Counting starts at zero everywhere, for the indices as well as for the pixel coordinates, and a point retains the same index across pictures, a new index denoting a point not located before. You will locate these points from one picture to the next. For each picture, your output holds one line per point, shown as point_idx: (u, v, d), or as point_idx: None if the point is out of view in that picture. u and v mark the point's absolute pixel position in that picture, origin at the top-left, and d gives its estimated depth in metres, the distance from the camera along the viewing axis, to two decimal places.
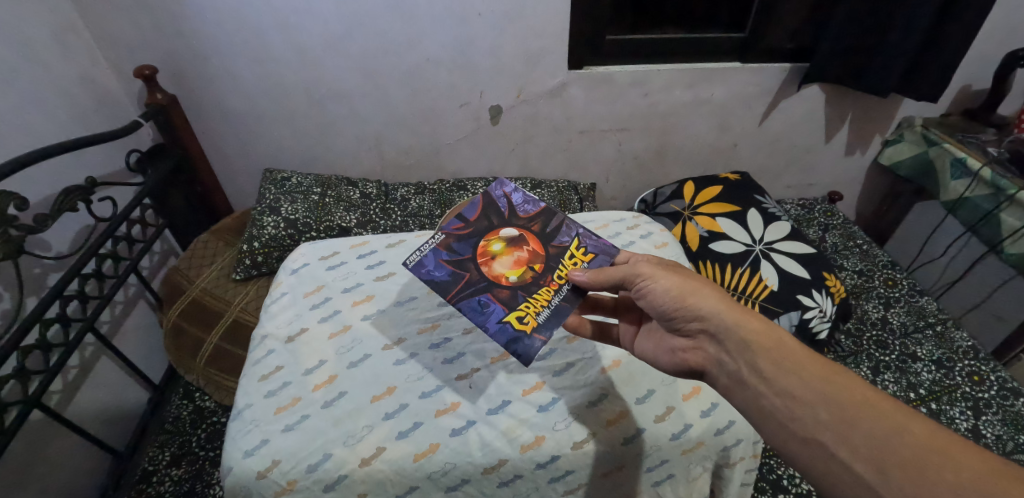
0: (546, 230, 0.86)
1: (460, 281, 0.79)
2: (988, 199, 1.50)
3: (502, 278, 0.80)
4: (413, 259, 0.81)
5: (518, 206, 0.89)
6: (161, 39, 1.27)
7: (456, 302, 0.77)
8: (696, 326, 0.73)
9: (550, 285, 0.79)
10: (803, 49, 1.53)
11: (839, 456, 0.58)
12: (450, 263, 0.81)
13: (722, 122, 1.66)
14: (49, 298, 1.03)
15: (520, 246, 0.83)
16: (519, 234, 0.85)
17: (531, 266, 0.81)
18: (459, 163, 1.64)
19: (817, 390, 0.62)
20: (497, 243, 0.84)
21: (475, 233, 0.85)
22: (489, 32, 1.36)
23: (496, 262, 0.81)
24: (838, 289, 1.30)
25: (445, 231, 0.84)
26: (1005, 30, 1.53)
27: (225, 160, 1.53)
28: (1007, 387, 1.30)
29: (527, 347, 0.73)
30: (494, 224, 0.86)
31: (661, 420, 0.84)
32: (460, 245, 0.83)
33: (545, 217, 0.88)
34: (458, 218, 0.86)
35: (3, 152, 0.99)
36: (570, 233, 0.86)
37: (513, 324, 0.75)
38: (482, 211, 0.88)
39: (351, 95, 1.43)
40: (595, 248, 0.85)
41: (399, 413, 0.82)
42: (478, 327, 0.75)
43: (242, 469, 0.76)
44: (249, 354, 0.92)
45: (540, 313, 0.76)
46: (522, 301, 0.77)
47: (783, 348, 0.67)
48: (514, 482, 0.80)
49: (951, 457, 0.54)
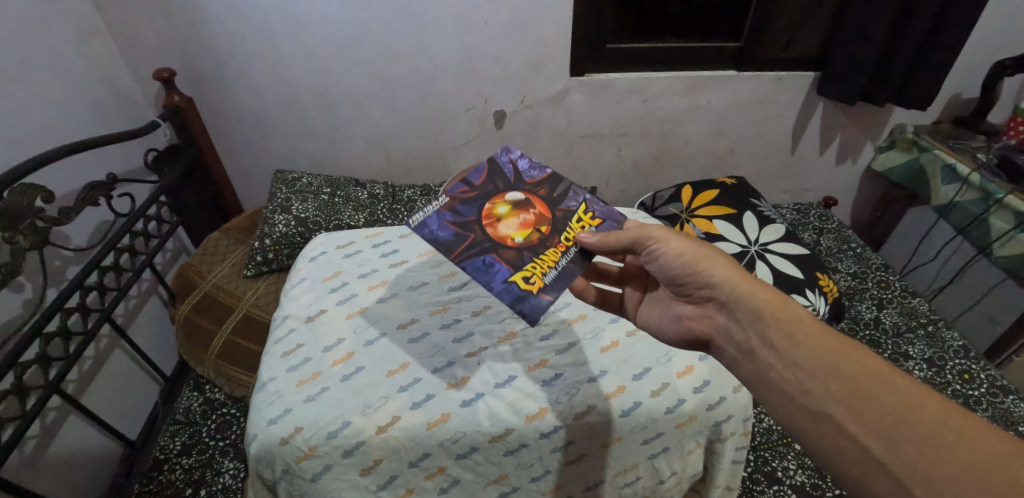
0: (552, 194, 0.89)
1: (465, 241, 0.82)
2: (977, 203, 1.55)
3: (508, 239, 0.83)
4: (417, 220, 0.84)
5: (524, 172, 0.91)
6: (180, 43, 1.33)
7: (461, 261, 0.80)
8: (706, 292, 0.78)
9: (556, 247, 0.83)
10: (797, 58, 1.58)
11: (848, 430, 0.60)
12: (454, 224, 0.83)
13: (720, 128, 1.71)
14: (71, 288, 1.07)
15: (526, 209, 0.86)
16: (526, 198, 0.88)
17: (539, 228, 0.84)
18: (464, 166, 1.69)
19: (830, 365, 0.64)
20: (503, 206, 0.86)
21: (479, 196, 0.87)
22: (495, 40, 1.42)
23: (501, 224, 0.84)
24: (830, 289, 1.35)
25: (449, 194, 0.87)
26: (991, 41, 1.59)
27: (238, 162, 1.58)
28: (996, 385, 1.34)
29: (533, 305, 0.77)
30: (499, 188, 0.89)
31: (656, 395, 0.87)
32: (464, 207, 0.86)
33: (552, 182, 0.91)
34: (463, 182, 0.89)
35: (31, 148, 1.04)
36: (577, 198, 0.90)
37: (519, 284, 0.78)
38: (487, 176, 0.90)
39: (361, 100, 1.49)
40: (602, 214, 0.88)
41: (413, 386, 0.86)
42: (484, 286, 0.78)
43: (266, 435, 0.80)
44: (271, 333, 0.96)
45: (546, 274, 0.80)
46: (528, 262, 0.81)
47: (796, 320, 0.70)
48: (520, 451, 0.83)
49: (966, 437, 0.55)
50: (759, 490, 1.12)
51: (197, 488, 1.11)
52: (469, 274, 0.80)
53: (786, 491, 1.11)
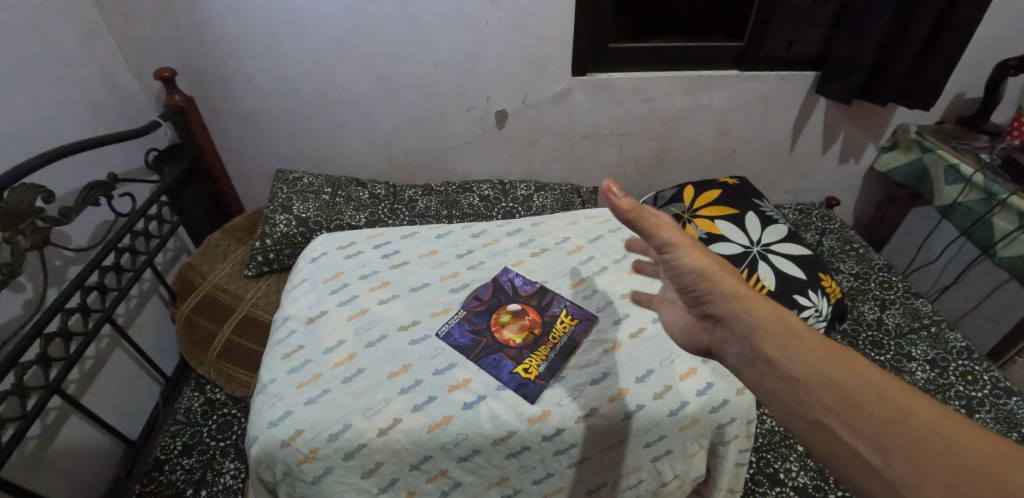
0: (542, 302, 1.02)
1: (479, 344, 0.93)
2: (981, 203, 1.54)
3: (510, 341, 0.95)
4: (441, 330, 0.95)
5: (519, 287, 1.05)
6: (180, 43, 1.32)
7: (477, 360, 0.91)
8: (709, 303, 0.73)
9: (547, 344, 0.94)
10: (800, 58, 1.57)
11: (842, 437, 0.57)
12: (471, 332, 0.95)
13: (722, 128, 1.70)
14: (71, 288, 1.07)
15: (522, 316, 0.99)
16: (522, 307, 1.01)
17: (533, 330, 0.97)
18: (465, 166, 1.68)
19: (820, 372, 0.61)
20: (505, 314, 1.00)
21: (487, 308, 1.00)
22: (497, 39, 1.41)
23: (505, 329, 0.97)
24: (833, 290, 1.34)
25: (465, 308, 1.00)
26: (996, 40, 1.58)
27: (239, 162, 1.58)
28: (999, 386, 1.33)
29: (536, 391, 0.86)
30: (501, 300, 1.02)
31: (659, 397, 0.86)
32: (476, 318, 0.98)
33: (541, 293, 1.04)
34: (475, 297, 1.02)
35: (31, 148, 1.04)
36: (560, 303, 1.02)
37: (521, 374, 0.88)
38: (492, 291, 1.04)
39: (362, 99, 1.48)
40: (581, 314, 0.99)
41: (415, 388, 0.86)
42: (494, 379, 0.88)
43: (267, 438, 0.79)
44: (272, 334, 0.96)
45: (541, 364, 0.90)
46: (527, 357, 0.92)
47: (791, 334, 0.65)
48: (521, 453, 0.83)
49: (953, 441, 0.53)
50: (761, 491, 1.11)
51: (198, 488, 1.10)
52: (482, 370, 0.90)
53: (788, 492, 1.11)
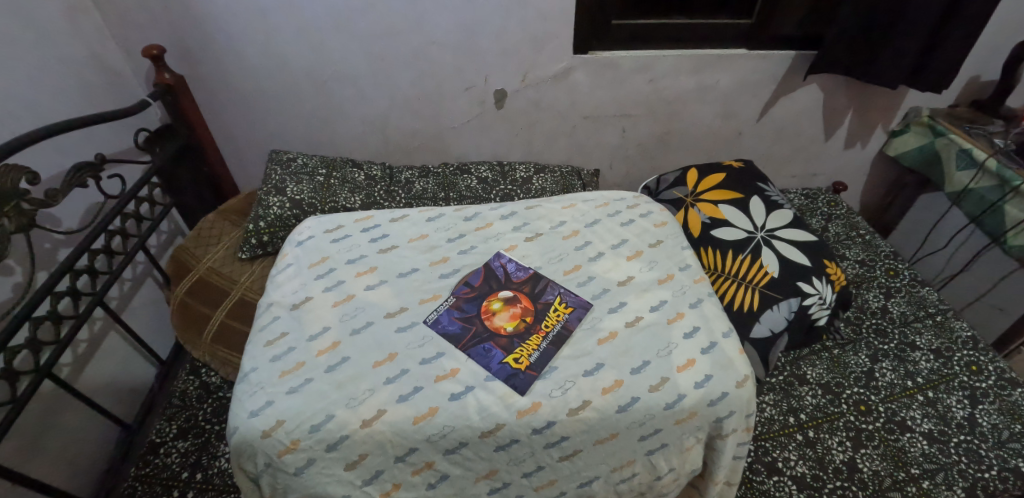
0: (535, 290, 1.00)
1: (469, 332, 0.91)
2: (993, 190, 1.50)
3: (501, 330, 0.93)
4: (430, 317, 0.93)
5: (512, 274, 1.03)
6: (169, 20, 1.28)
7: (466, 349, 0.89)
8: None
9: (539, 332, 0.92)
10: (809, 37, 1.52)
11: None
12: (461, 319, 0.93)
13: (728, 109, 1.65)
14: (60, 272, 1.04)
15: (515, 304, 0.97)
16: (513, 294, 0.99)
17: (524, 319, 0.94)
18: (463, 147, 1.64)
19: None
20: (496, 302, 0.97)
21: (479, 295, 0.98)
22: (495, 16, 1.36)
23: (496, 317, 0.95)
24: (838, 277, 1.30)
25: (455, 295, 0.98)
26: (1016, 19, 1.51)
27: (233, 142, 1.55)
28: (1005, 377, 1.30)
29: (524, 381, 0.84)
30: (494, 287, 1.00)
31: (654, 390, 0.84)
32: (467, 305, 0.96)
33: (534, 279, 1.01)
34: (465, 284, 1.00)
35: (16, 127, 1.01)
36: (554, 290, 0.99)
37: (510, 364, 0.86)
38: (484, 278, 1.01)
39: (358, 79, 1.44)
40: (574, 302, 0.97)
41: (400, 378, 0.84)
42: (482, 368, 0.86)
43: (247, 428, 0.78)
44: (255, 320, 0.94)
45: (531, 354, 0.88)
46: (517, 346, 0.90)
47: None
48: (510, 446, 0.81)
49: None
50: (759, 480, 1.10)
51: (193, 472, 1.10)
52: (471, 359, 0.88)
53: (786, 482, 1.10)
